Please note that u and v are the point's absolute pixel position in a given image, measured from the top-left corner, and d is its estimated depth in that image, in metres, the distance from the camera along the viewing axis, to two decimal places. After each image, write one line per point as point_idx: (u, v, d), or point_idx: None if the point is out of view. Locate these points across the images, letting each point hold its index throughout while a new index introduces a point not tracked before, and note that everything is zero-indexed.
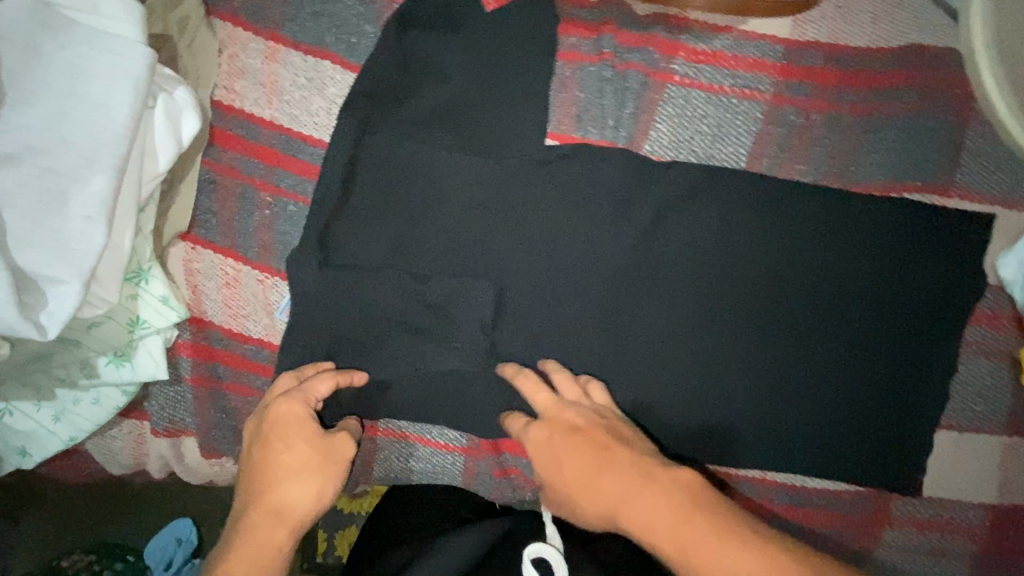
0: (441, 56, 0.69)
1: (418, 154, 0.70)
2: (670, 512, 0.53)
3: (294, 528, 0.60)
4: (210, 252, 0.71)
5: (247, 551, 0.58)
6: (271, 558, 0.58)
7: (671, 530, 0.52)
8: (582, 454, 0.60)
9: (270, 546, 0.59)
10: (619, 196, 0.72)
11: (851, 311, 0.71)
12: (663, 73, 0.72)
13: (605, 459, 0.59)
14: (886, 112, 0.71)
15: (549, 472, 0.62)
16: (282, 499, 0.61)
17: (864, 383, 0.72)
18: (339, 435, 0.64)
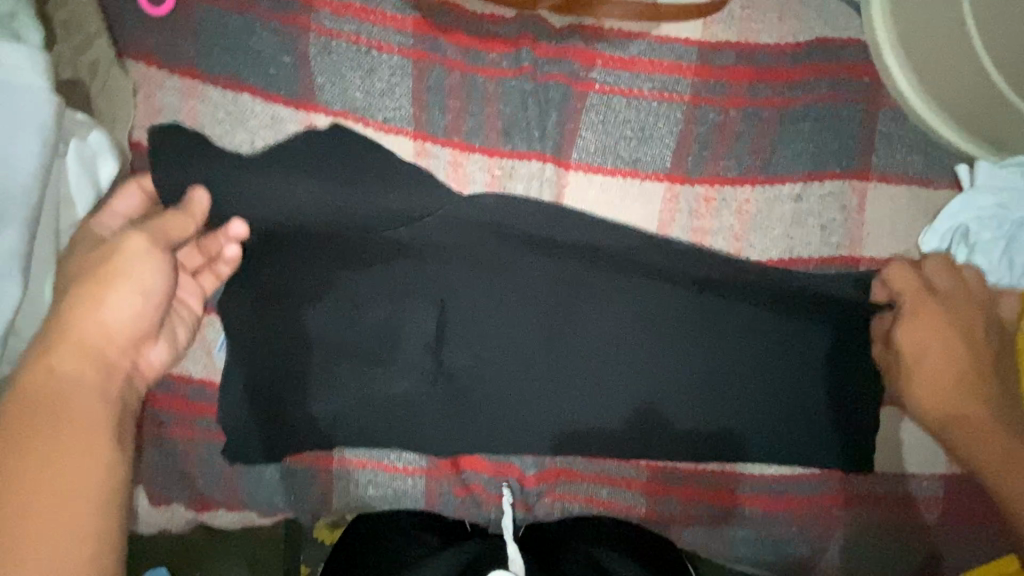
0: (362, 83, 0.71)
1: (344, 179, 0.70)
2: (942, 361, 0.69)
3: (110, 319, 0.58)
4: None
5: (63, 445, 0.50)
6: (48, 382, 0.54)
7: (936, 369, 0.69)
8: (931, 341, 0.69)
9: (64, 374, 0.55)
10: (551, 206, 0.72)
11: (796, 302, 0.72)
12: (584, 82, 0.73)
13: (917, 359, 0.70)
14: (800, 102, 0.73)
15: (880, 337, 0.72)
16: (105, 319, 0.58)
17: (810, 369, 0.73)
18: (138, 244, 0.58)
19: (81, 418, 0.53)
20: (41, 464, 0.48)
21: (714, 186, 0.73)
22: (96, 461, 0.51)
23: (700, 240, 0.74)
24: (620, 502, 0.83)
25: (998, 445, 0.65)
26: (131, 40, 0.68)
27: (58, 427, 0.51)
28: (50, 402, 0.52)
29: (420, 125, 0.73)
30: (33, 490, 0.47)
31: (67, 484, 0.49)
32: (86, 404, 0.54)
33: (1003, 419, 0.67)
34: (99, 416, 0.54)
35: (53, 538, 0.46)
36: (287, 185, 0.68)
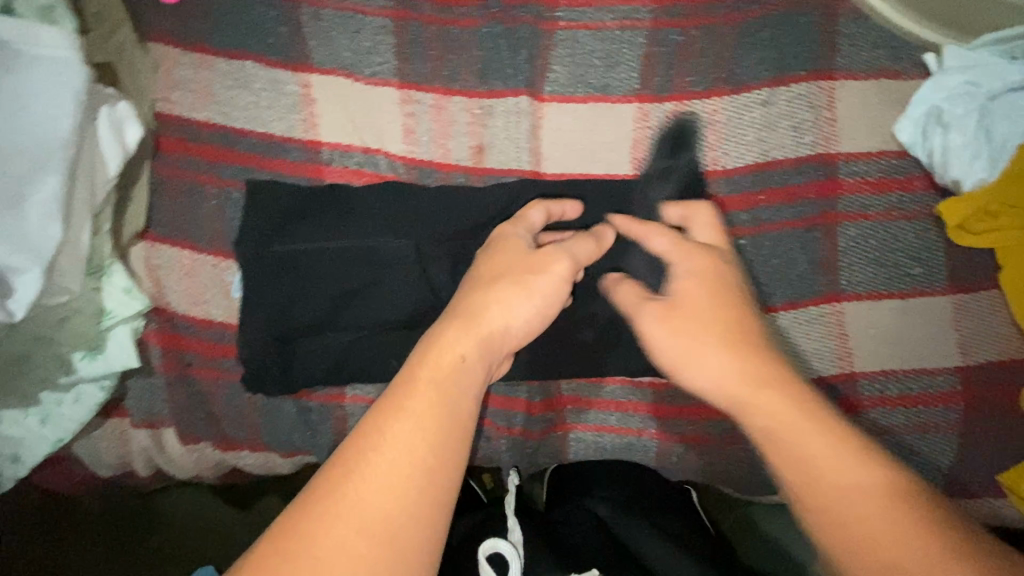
0: (350, 44, 0.79)
1: (343, 130, 0.79)
2: (852, 481, 0.55)
3: (457, 360, 0.56)
4: (168, 247, 0.77)
5: (418, 405, 0.52)
6: (470, 364, 0.56)
7: (837, 493, 0.55)
8: (712, 355, 0.63)
9: (464, 363, 0.56)
10: (527, 136, 0.78)
11: (764, 203, 0.76)
12: (549, 21, 0.78)
13: (757, 401, 0.60)
14: (757, 15, 0.77)
15: (676, 359, 0.64)
16: (462, 356, 0.56)
17: (789, 265, 0.76)
18: (561, 271, 0.62)
19: (404, 458, 0.50)
20: (417, 440, 0.51)
21: (684, 102, 0.77)
22: (456, 426, 0.53)
23: (676, 153, 0.77)
24: (629, 427, 0.82)
25: (843, 476, 0.55)
26: (153, 25, 0.78)
27: (408, 459, 0.50)
28: (434, 432, 0.52)
29: (404, 75, 0.79)
30: (380, 471, 0.49)
31: (400, 487, 0.49)
32: (420, 444, 0.51)
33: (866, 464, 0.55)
34: (446, 435, 0.52)
35: (388, 504, 0.48)
36: (299, 137, 0.79)
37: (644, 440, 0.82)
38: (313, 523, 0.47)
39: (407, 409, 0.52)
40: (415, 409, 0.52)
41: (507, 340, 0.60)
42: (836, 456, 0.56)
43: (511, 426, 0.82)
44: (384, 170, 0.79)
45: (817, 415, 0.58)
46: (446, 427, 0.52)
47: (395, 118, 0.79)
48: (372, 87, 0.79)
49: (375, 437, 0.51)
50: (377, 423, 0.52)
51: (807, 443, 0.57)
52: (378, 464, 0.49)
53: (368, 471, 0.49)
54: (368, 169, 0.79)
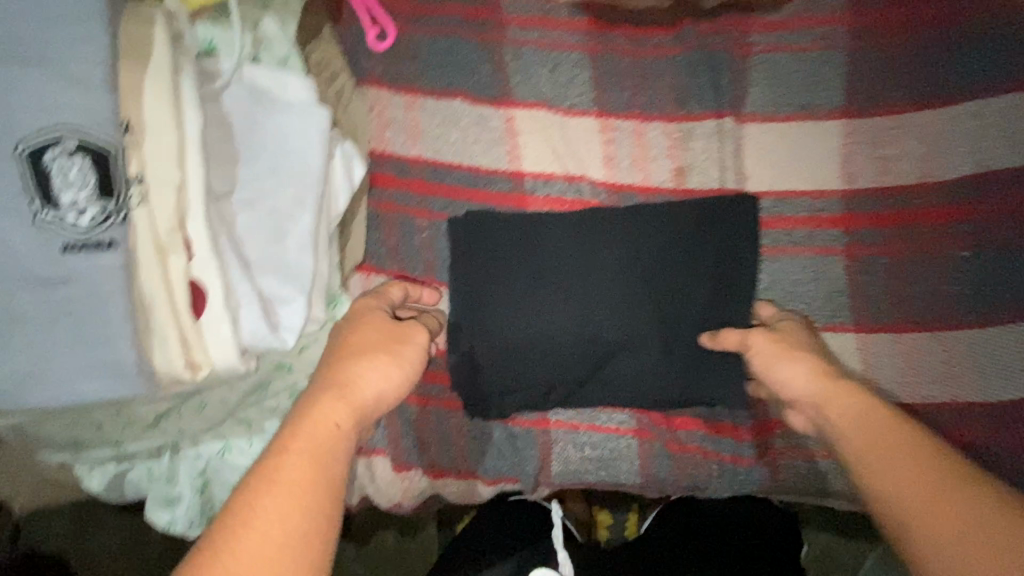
0: (549, 78, 0.83)
1: (547, 160, 0.81)
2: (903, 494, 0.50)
3: (333, 427, 0.53)
4: (382, 277, 0.80)
5: (299, 462, 0.49)
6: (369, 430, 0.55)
7: (893, 501, 0.50)
8: (793, 362, 0.64)
9: (321, 418, 0.53)
10: (729, 157, 0.79)
11: (983, 213, 0.74)
12: (744, 48, 0.81)
13: (859, 411, 0.57)
14: (962, 29, 0.77)
15: (764, 361, 0.66)
16: (337, 424, 0.54)
17: (1018, 276, 0.73)
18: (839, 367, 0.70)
19: (279, 519, 0.46)
20: (307, 495, 0.48)
21: (889, 117, 0.77)
22: (333, 487, 0.49)
23: (886, 168, 0.77)
24: None
25: (913, 490, 0.49)
26: (366, 69, 0.83)
27: (292, 508, 0.46)
28: (311, 487, 0.48)
29: (602, 105, 0.82)
30: (262, 525, 0.45)
31: (291, 540, 0.45)
32: (299, 501, 0.47)
33: (919, 456, 0.51)
34: (321, 497, 0.48)
35: (277, 561, 0.44)
36: (506, 168, 0.82)
37: None
38: (236, 542, 0.44)
39: (286, 470, 0.49)
40: (279, 473, 0.48)
41: (373, 409, 0.58)
42: (913, 470, 0.50)
43: (718, 451, 0.79)
44: (587, 196, 0.81)
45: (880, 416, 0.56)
46: (326, 485, 0.49)
47: (595, 146, 0.81)
48: (572, 118, 0.82)
49: (244, 492, 0.47)
50: (266, 471, 0.49)
51: (891, 460, 0.52)
52: (250, 515, 0.45)
53: (252, 520, 0.45)
54: (572, 196, 0.81)
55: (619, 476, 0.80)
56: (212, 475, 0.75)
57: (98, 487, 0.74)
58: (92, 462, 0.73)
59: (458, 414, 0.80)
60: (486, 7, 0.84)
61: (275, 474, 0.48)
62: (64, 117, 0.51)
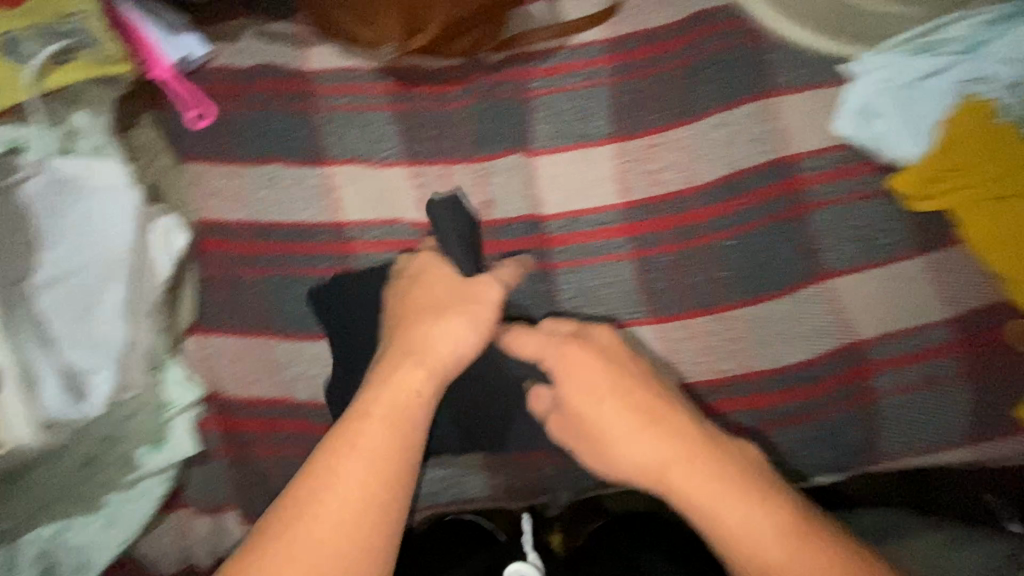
0: (360, 136, 0.92)
1: (365, 209, 0.89)
2: (751, 539, 0.59)
3: (410, 399, 0.66)
4: (217, 335, 0.84)
5: (364, 441, 0.62)
6: (423, 399, 0.67)
7: (746, 548, 0.59)
8: (620, 412, 0.66)
9: (381, 396, 0.65)
10: (525, 186, 0.89)
11: (741, 207, 0.86)
12: (527, 92, 0.92)
13: (688, 459, 0.63)
14: (700, 58, 0.91)
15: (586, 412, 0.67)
16: (371, 402, 0.65)
17: (775, 256, 0.85)
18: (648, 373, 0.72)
19: (341, 506, 0.59)
20: (384, 470, 0.61)
21: (652, 136, 0.89)
22: (395, 466, 0.62)
23: (657, 179, 0.88)
24: None
25: (760, 533, 0.58)
26: (189, 147, 0.90)
27: (360, 482, 0.60)
28: (376, 467, 0.61)
29: (410, 154, 0.91)
30: (326, 501, 0.59)
31: (362, 526, 0.58)
32: (353, 484, 0.60)
33: (774, 509, 0.59)
34: (384, 468, 0.61)
35: (360, 547, 0.58)
36: (328, 221, 0.89)
37: None
38: (303, 531, 0.57)
39: (357, 442, 0.62)
40: (336, 456, 0.61)
41: (451, 362, 0.70)
42: (745, 509, 0.60)
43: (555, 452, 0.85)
44: (405, 236, 0.88)
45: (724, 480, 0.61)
46: (395, 456, 0.62)
47: (407, 191, 0.90)
48: (384, 168, 0.90)
49: (277, 512, 0.59)
50: (308, 478, 0.60)
51: (721, 501, 0.60)
52: (312, 504, 0.58)
53: (318, 504, 0.58)
54: (391, 238, 0.88)
55: (469, 491, 0.86)
56: (47, 561, 0.74)
57: None
58: None
59: None
60: (297, 81, 0.94)
61: (343, 448, 0.61)
62: None
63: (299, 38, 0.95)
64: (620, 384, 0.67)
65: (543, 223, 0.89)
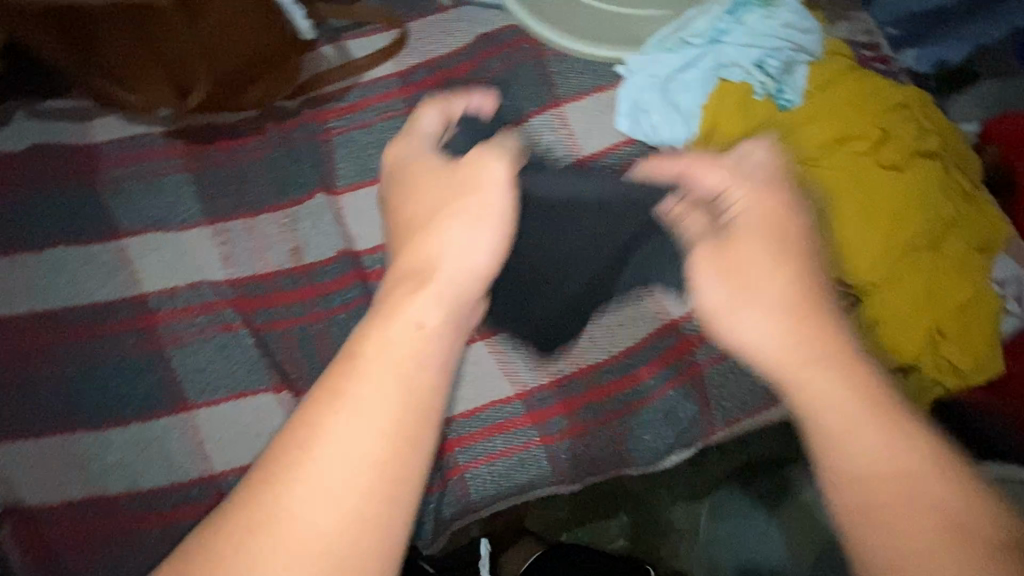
0: (154, 204, 0.89)
1: (167, 277, 0.86)
2: (850, 451, 0.45)
3: (410, 332, 0.47)
4: (13, 441, 0.78)
5: (392, 360, 0.45)
6: (425, 339, 0.47)
7: (844, 469, 0.45)
8: (784, 279, 0.52)
9: (360, 356, 0.45)
10: (336, 226, 0.89)
11: None
12: (324, 133, 0.93)
13: (833, 340, 0.49)
14: (487, 77, 0.95)
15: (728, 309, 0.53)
16: (420, 320, 0.48)
17: None
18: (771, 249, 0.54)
19: (346, 472, 0.40)
20: (340, 467, 0.40)
21: None
22: (421, 412, 0.44)
23: None
24: (517, 443, 0.86)
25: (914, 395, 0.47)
26: None
27: (335, 469, 0.40)
28: (378, 429, 0.42)
29: (210, 214, 0.89)
30: (323, 483, 0.40)
31: (288, 563, 0.38)
32: (349, 455, 0.41)
33: (870, 404, 0.46)
34: (362, 449, 0.41)
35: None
36: (127, 296, 0.85)
37: (533, 451, 0.86)
38: (257, 536, 0.39)
39: (357, 380, 0.43)
40: (338, 405, 0.42)
41: (475, 283, 0.53)
42: (851, 418, 0.46)
43: None
44: (213, 296, 0.85)
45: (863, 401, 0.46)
46: (378, 439, 0.42)
47: (213, 251, 0.87)
48: (185, 232, 0.88)
49: (232, 510, 0.40)
50: (285, 437, 0.42)
51: (851, 404, 0.46)
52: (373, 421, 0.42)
53: (310, 489, 0.40)
54: (198, 302, 0.85)
55: None
56: None
57: None
58: None
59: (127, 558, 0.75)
60: (82, 156, 0.90)
61: (338, 397, 0.43)
62: None
63: (80, 113, 0.92)
64: (790, 249, 0.54)
65: (359, 258, 0.89)
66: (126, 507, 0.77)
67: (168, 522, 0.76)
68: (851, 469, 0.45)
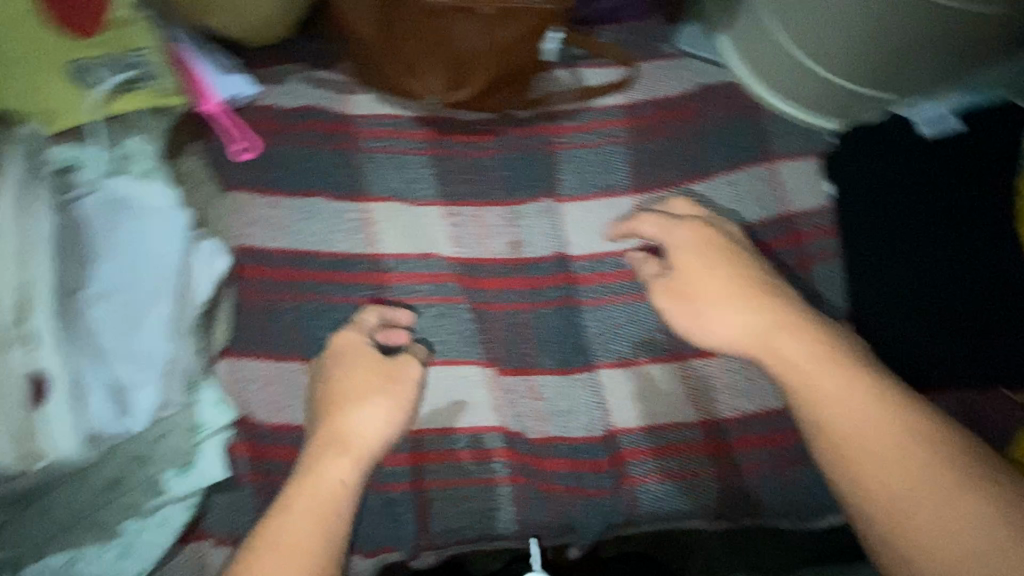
0: (398, 177, 0.98)
1: (400, 244, 0.94)
2: (873, 452, 0.63)
3: (337, 482, 0.69)
4: (250, 360, 0.85)
5: (318, 471, 0.69)
6: (340, 488, 0.68)
7: (871, 468, 0.62)
8: (725, 312, 0.77)
9: (324, 467, 0.69)
10: (555, 229, 0.96)
11: (749, 257, 0.95)
12: (553, 145, 1.01)
13: (842, 407, 0.66)
14: (708, 124, 1.03)
15: (687, 315, 0.80)
16: (345, 434, 0.73)
17: None
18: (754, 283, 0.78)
19: (306, 518, 0.65)
20: (307, 521, 0.65)
21: (669, 190, 0.98)
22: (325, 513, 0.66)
23: None
24: (690, 469, 0.89)
25: (886, 456, 0.62)
26: (235, 178, 0.94)
27: (296, 513, 0.65)
28: (319, 514, 0.66)
29: (444, 196, 0.98)
30: (298, 528, 0.64)
31: (310, 523, 0.65)
32: (320, 490, 0.67)
33: (931, 438, 0.62)
34: (327, 505, 0.67)
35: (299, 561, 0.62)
36: (365, 253, 0.92)
37: (703, 478, 0.89)
38: (287, 517, 0.65)
39: (323, 474, 0.69)
40: (312, 485, 0.68)
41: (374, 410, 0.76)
42: (870, 404, 0.65)
43: (579, 485, 0.87)
44: (440, 269, 0.93)
45: (868, 397, 0.66)
46: (323, 511, 0.66)
47: (443, 229, 0.95)
48: (421, 207, 0.96)
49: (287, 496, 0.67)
50: (286, 494, 0.67)
51: (865, 415, 0.65)
52: (313, 487, 0.68)
53: (289, 512, 0.65)
54: (426, 271, 0.92)
55: (495, 527, 0.86)
56: None
57: None
58: None
59: None
60: (341, 123, 1.00)
61: (321, 444, 0.72)
62: None
63: (341, 85, 1.03)
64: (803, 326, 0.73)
65: (570, 262, 0.95)
66: None
67: (373, 463, 0.84)
68: (908, 499, 0.60)
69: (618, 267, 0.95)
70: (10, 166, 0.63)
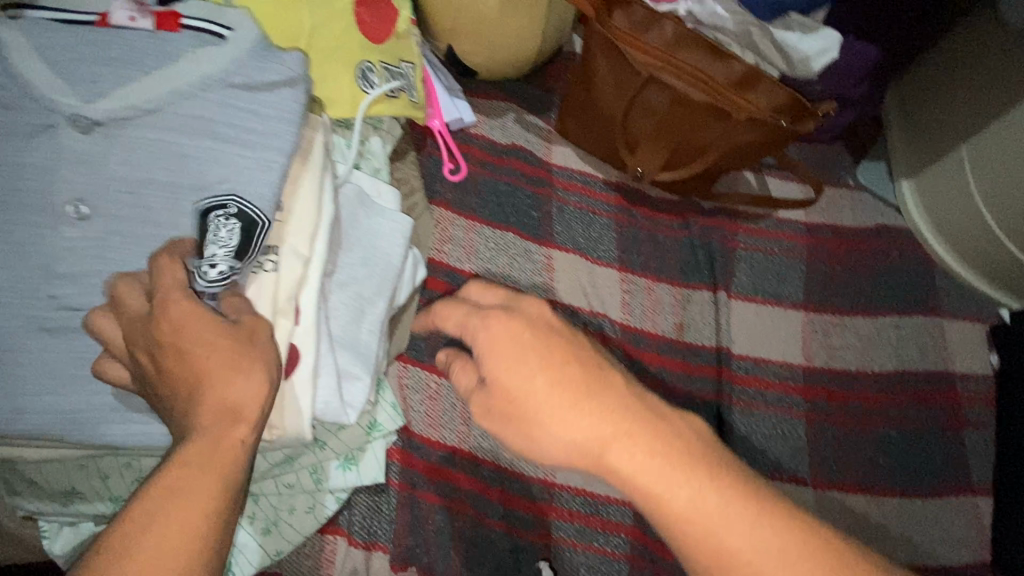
0: (583, 233, 1.02)
1: (575, 297, 0.96)
2: (708, 520, 0.44)
3: (237, 444, 0.47)
4: (419, 369, 0.87)
5: (191, 471, 0.45)
6: (235, 467, 0.47)
7: (702, 533, 0.44)
8: (573, 406, 0.48)
9: (197, 462, 0.45)
10: (722, 324, 0.98)
11: (901, 402, 0.96)
12: (732, 242, 1.05)
13: (671, 478, 0.45)
14: (882, 263, 1.05)
15: (520, 437, 0.49)
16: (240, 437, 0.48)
17: (926, 456, 0.94)
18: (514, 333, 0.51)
19: (175, 536, 0.42)
20: (191, 507, 0.43)
21: (836, 316, 1.01)
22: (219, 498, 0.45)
23: (834, 354, 0.98)
24: None
25: (708, 513, 0.44)
26: (439, 193, 0.99)
27: (188, 497, 0.44)
28: (209, 507, 0.44)
29: (623, 262, 1.01)
30: (173, 516, 0.43)
31: (184, 533, 0.42)
32: (195, 505, 0.44)
33: (744, 492, 0.45)
34: (212, 499, 0.45)
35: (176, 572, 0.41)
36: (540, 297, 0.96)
37: None
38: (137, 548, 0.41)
39: (184, 481, 0.44)
40: (162, 498, 0.43)
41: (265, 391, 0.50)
42: (760, 535, 0.43)
43: None
44: (608, 332, 0.95)
45: (723, 488, 0.44)
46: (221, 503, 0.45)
47: (616, 294, 0.98)
48: (599, 267, 1.00)
49: (148, 508, 0.43)
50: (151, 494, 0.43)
51: (717, 507, 0.44)
52: (148, 518, 0.42)
53: (154, 523, 0.42)
54: (595, 329, 0.95)
55: None
56: None
57: (60, 551, 0.71)
58: (75, 517, 0.69)
59: (464, 518, 0.82)
60: (541, 168, 1.05)
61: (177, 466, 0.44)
62: (254, 193, 0.58)
63: (547, 134, 1.08)
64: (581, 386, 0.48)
65: (730, 359, 0.96)
66: (483, 474, 0.85)
67: (508, 503, 0.84)
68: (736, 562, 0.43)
69: (776, 378, 0.96)
70: (319, 150, 0.68)
